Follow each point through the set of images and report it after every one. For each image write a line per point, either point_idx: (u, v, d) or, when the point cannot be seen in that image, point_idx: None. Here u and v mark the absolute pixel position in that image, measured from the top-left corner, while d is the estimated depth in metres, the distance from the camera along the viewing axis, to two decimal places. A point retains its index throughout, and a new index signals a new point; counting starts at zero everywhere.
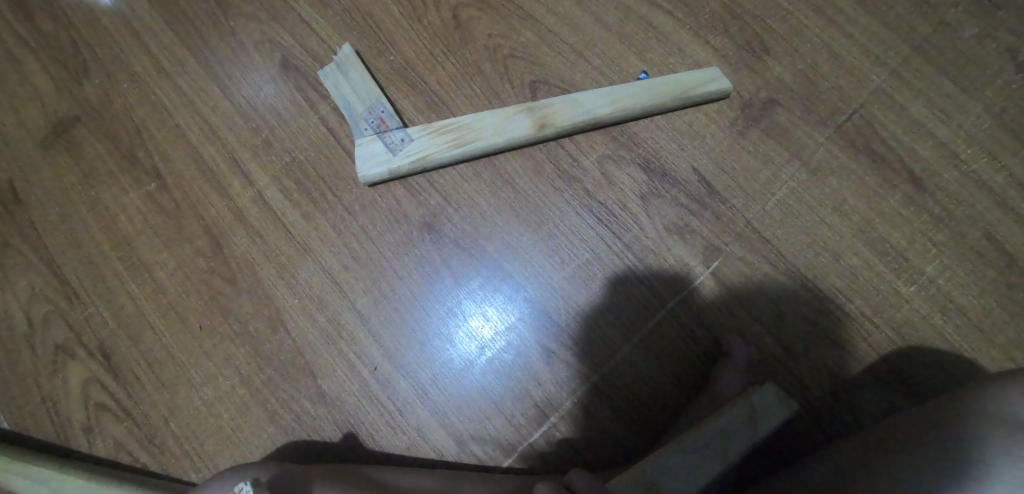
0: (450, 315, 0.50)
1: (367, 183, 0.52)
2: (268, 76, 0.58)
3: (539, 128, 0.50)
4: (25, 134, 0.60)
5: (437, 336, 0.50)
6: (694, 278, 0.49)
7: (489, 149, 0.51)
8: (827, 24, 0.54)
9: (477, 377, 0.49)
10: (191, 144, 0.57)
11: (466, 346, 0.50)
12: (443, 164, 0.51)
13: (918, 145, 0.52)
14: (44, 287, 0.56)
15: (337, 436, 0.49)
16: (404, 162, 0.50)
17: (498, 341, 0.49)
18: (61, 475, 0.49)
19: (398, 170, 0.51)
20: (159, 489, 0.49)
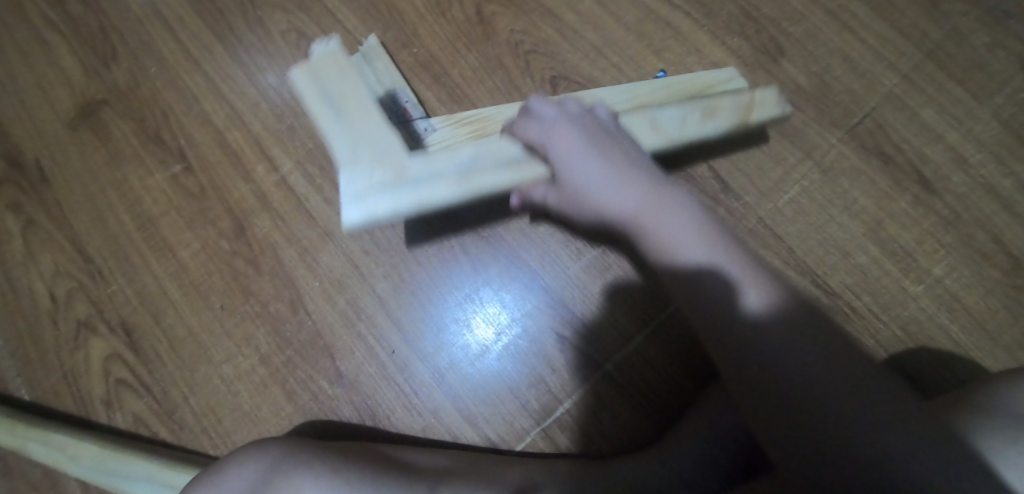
0: (467, 297, 0.51)
1: None
2: (294, 65, 0.59)
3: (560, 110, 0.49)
4: (54, 115, 0.61)
5: (454, 321, 0.51)
6: None
7: None
8: (841, 29, 0.56)
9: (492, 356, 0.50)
10: (217, 128, 0.59)
11: (481, 329, 0.51)
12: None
13: (928, 149, 0.53)
14: (69, 265, 0.58)
15: (353, 416, 0.50)
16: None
17: (512, 325, 0.51)
18: (75, 442, 0.51)
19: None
20: (174, 459, 0.50)
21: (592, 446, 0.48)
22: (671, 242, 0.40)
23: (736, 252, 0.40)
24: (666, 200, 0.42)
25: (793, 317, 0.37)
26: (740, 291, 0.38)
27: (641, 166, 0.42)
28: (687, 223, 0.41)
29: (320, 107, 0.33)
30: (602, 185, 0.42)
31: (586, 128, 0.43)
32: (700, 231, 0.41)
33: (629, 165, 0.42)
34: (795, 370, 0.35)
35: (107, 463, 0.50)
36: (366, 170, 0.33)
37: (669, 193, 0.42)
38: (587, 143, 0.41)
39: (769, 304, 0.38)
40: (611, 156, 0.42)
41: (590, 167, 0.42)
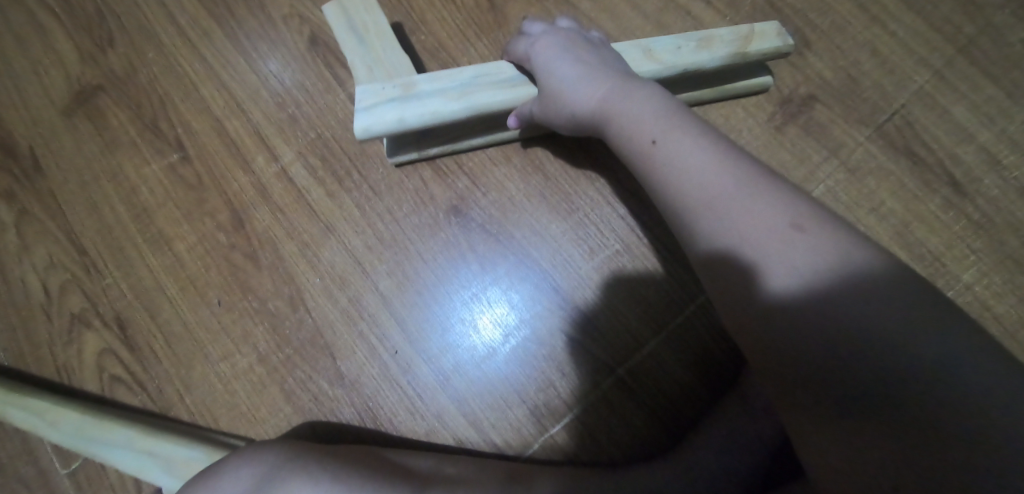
0: (472, 289, 0.49)
1: (393, 163, 0.51)
2: (297, 51, 0.57)
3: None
4: (47, 101, 0.59)
5: (459, 320, 0.49)
6: None
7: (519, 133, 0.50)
8: (869, 21, 0.53)
9: (491, 340, 0.49)
10: (216, 117, 0.56)
11: (487, 326, 0.49)
12: (471, 147, 0.51)
13: (959, 149, 0.50)
14: (63, 257, 0.56)
15: (354, 418, 0.49)
16: (433, 145, 0.50)
17: (518, 319, 0.49)
18: (58, 408, 0.50)
19: (428, 153, 0.51)
20: (157, 429, 0.48)
21: (604, 455, 0.46)
22: (634, 125, 0.40)
23: (715, 143, 0.37)
24: (635, 92, 0.42)
25: (781, 213, 0.32)
26: (718, 183, 0.35)
27: (615, 72, 0.44)
28: (650, 109, 0.40)
29: (352, 48, 0.48)
30: (573, 88, 0.44)
31: (569, 44, 0.46)
32: (672, 120, 0.39)
33: (602, 70, 0.44)
34: (765, 245, 0.32)
35: (89, 429, 0.49)
36: (382, 87, 0.44)
37: (642, 91, 0.42)
38: (569, 52, 0.45)
39: (753, 194, 0.34)
40: (583, 63, 0.45)
41: (560, 72, 0.44)
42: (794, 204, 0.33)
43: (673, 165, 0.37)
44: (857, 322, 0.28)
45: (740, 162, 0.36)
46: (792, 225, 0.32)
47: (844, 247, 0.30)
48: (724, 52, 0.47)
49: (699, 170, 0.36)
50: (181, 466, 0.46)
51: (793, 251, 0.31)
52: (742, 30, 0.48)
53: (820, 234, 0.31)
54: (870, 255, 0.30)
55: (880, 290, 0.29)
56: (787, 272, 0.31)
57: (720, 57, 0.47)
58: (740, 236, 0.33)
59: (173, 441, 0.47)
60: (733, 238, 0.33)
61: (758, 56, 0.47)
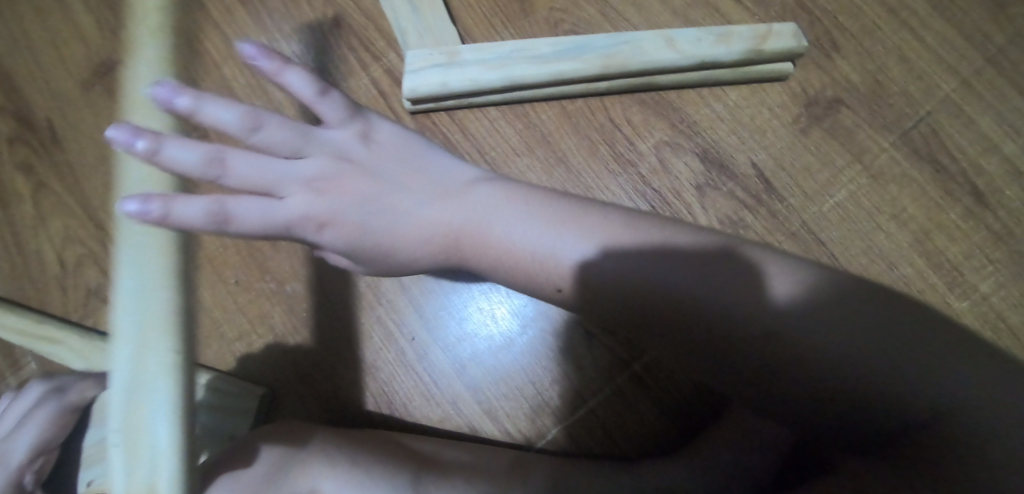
0: (476, 271, 0.50)
1: (409, 111, 0.52)
2: (319, 33, 0.56)
3: (605, 65, 0.48)
4: (66, 73, 0.59)
5: (471, 304, 0.49)
6: None
7: (541, 96, 0.51)
8: (899, 26, 0.53)
9: (475, 324, 0.49)
10: (236, 96, 0.56)
11: (503, 316, 0.49)
12: (487, 102, 0.51)
13: (983, 159, 0.50)
14: (79, 230, 0.56)
15: (369, 402, 0.49)
16: (448, 99, 0.50)
17: (527, 298, 0.49)
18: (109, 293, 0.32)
19: (444, 104, 0.51)
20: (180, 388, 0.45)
21: (617, 450, 0.46)
22: (539, 253, 0.36)
23: (602, 217, 0.36)
24: (475, 192, 0.40)
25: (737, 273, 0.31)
26: (665, 268, 0.32)
27: (416, 175, 0.41)
28: (501, 200, 0.39)
29: (404, 13, 0.51)
30: (419, 229, 0.40)
31: (316, 170, 0.39)
32: (540, 210, 0.38)
33: (412, 181, 0.41)
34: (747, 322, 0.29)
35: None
36: (429, 52, 0.49)
37: (477, 191, 0.40)
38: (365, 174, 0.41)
39: (710, 269, 0.32)
40: (393, 198, 0.40)
41: (329, 212, 0.39)
42: (720, 254, 0.32)
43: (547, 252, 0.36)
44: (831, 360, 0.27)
45: (645, 236, 0.34)
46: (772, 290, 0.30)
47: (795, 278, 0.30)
48: (741, 48, 0.49)
49: (638, 263, 0.33)
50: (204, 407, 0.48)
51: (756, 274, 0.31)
52: (759, 29, 0.50)
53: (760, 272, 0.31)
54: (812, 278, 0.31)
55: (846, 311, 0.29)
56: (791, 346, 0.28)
57: (737, 52, 0.49)
58: (716, 324, 0.30)
59: (171, 296, 0.27)
60: (711, 319, 0.30)
61: (773, 55, 0.49)
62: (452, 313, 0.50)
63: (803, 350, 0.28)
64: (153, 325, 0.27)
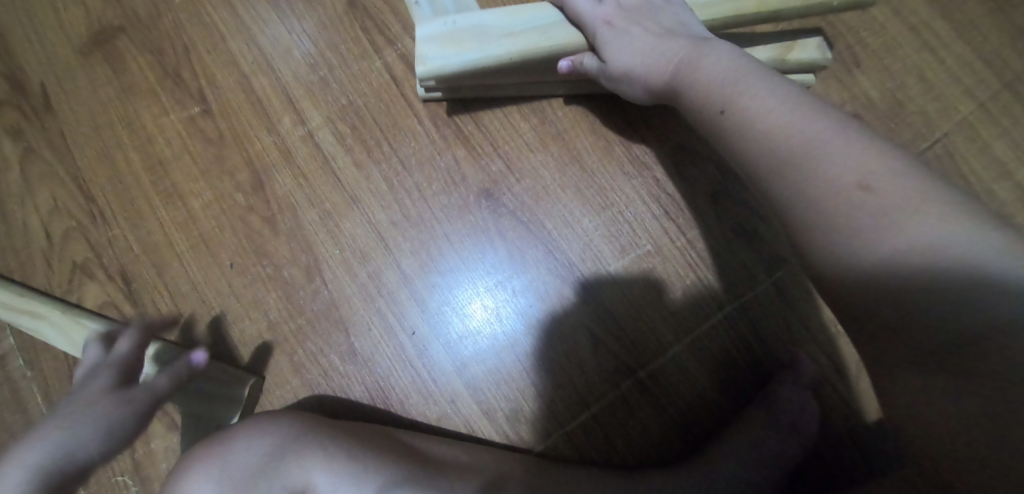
0: (487, 263, 0.48)
1: (422, 98, 0.51)
2: (332, 12, 0.54)
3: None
4: (63, 37, 0.56)
5: (464, 297, 0.48)
6: (756, 288, 0.47)
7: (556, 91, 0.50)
8: (920, 46, 0.52)
9: (486, 303, 0.48)
10: (242, 72, 0.54)
11: (498, 315, 0.48)
12: (502, 96, 0.49)
13: (996, 185, 0.50)
14: (68, 202, 0.53)
15: (364, 396, 0.47)
16: (464, 89, 0.49)
17: (528, 299, 0.48)
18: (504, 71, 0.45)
19: (458, 94, 0.49)
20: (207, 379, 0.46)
21: (617, 458, 0.45)
22: (705, 81, 0.37)
23: (792, 92, 0.34)
24: (709, 48, 0.39)
25: (878, 171, 0.28)
26: (815, 138, 0.31)
27: (686, 31, 0.42)
28: (724, 53, 0.38)
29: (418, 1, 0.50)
30: (645, 49, 0.42)
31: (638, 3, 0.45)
32: (745, 68, 0.36)
33: (661, 29, 0.42)
34: (831, 189, 0.29)
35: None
36: None
37: (711, 42, 0.39)
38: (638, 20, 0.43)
39: (849, 143, 0.30)
40: (656, 25, 0.43)
41: (624, 26, 0.43)
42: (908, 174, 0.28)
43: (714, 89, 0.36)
44: (896, 244, 0.26)
45: (828, 118, 0.32)
46: (869, 184, 0.28)
47: (940, 228, 0.26)
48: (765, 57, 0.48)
49: (793, 122, 0.32)
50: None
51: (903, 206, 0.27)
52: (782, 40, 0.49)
53: (908, 200, 0.27)
54: (971, 232, 0.26)
55: (932, 240, 0.26)
56: (836, 211, 0.28)
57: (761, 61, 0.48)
58: (814, 199, 0.29)
59: (542, 49, 0.43)
60: (805, 172, 0.30)
61: (797, 66, 0.48)
62: (456, 308, 0.48)
63: (844, 222, 0.28)
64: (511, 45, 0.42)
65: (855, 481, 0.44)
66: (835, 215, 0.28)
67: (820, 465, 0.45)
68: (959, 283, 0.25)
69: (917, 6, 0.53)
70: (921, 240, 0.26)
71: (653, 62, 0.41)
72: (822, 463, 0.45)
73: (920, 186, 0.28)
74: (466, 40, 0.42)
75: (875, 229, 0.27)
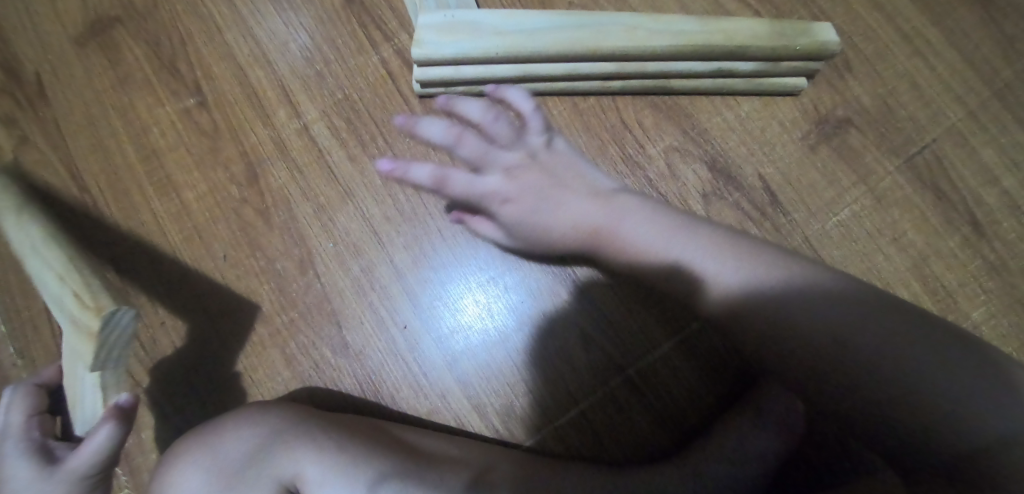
0: (479, 261, 0.49)
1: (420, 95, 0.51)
2: (330, 6, 0.55)
3: (621, 63, 0.47)
4: (58, 26, 0.56)
5: (448, 300, 0.48)
6: None
7: (549, 90, 0.49)
8: (911, 53, 0.53)
9: (467, 315, 0.48)
10: (239, 64, 0.54)
11: (487, 315, 0.48)
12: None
13: (984, 191, 0.51)
14: (60, 191, 0.53)
15: (354, 389, 0.48)
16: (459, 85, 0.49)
17: (512, 306, 0.48)
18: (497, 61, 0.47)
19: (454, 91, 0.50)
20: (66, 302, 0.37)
21: (605, 452, 0.46)
22: (629, 247, 0.40)
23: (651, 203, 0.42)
24: (622, 205, 0.42)
25: (749, 266, 0.36)
26: (654, 232, 0.40)
27: (580, 177, 0.44)
28: (594, 197, 0.42)
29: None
30: (557, 223, 0.43)
31: (516, 161, 0.44)
32: (602, 209, 0.42)
33: (547, 171, 0.44)
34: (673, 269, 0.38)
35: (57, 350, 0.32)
36: None
37: (620, 195, 0.43)
38: (536, 185, 0.43)
39: (759, 273, 0.35)
40: (564, 196, 0.43)
41: (509, 220, 0.44)
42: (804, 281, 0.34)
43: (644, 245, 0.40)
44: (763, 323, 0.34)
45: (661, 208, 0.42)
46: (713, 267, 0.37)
47: (756, 273, 0.35)
48: (749, 67, 0.48)
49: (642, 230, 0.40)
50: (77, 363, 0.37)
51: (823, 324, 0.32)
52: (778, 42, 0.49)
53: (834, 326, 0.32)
54: (791, 271, 0.35)
55: (740, 285, 0.35)
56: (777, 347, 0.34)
57: (754, 63, 0.48)
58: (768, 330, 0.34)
59: (524, 50, 0.46)
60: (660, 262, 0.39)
61: (789, 70, 0.49)
62: (447, 303, 0.48)
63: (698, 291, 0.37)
64: (498, 42, 0.46)
65: (840, 481, 0.44)
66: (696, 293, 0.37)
67: (804, 462, 0.45)
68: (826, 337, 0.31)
69: (910, 13, 0.54)
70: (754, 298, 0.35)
71: (521, 232, 0.44)
72: (806, 461, 0.45)
73: (735, 245, 0.37)
74: (459, 32, 0.46)
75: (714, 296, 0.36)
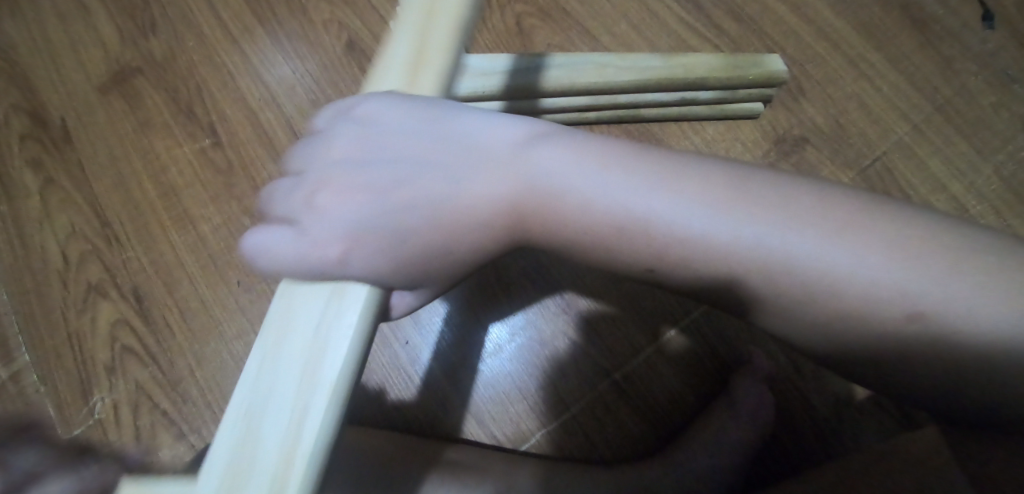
0: (473, 279, 0.53)
1: None
2: (333, 53, 0.61)
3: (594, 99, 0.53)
4: (85, 78, 0.62)
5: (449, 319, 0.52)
6: None
7: None
8: (858, 76, 0.59)
9: (467, 331, 0.52)
10: (249, 107, 0.60)
11: (490, 328, 0.51)
12: None
13: (933, 197, 0.56)
14: (85, 227, 0.58)
15: (360, 401, 0.51)
16: None
17: (507, 320, 0.52)
18: None
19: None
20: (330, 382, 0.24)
21: (596, 453, 0.49)
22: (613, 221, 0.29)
23: (721, 175, 0.28)
24: (528, 146, 0.31)
25: (881, 251, 0.25)
26: (826, 245, 0.26)
27: (456, 129, 0.31)
28: (482, 162, 0.31)
29: None
30: (466, 190, 0.30)
31: (343, 146, 0.31)
32: (500, 159, 0.31)
33: (413, 144, 0.31)
34: (817, 307, 0.26)
35: (278, 397, 0.24)
36: None
37: (532, 146, 0.31)
38: (376, 168, 0.30)
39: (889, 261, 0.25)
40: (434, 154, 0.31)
41: (383, 230, 0.29)
42: (955, 262, 0.24)
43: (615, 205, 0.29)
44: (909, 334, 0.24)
45: (849, 218, 0.26)
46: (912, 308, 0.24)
47: (978, 312, 0.23)
48: (708, 96, 0.54)
49: (696, 214, 0.28)
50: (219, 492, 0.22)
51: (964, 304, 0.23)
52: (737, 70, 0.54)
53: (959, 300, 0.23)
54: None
55: (916, 302, 0.24)
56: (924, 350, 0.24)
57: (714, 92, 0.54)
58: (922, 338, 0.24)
59: None
60: (804, 296, 0.26)
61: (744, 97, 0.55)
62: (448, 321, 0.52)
63: (853, 331, 0.26)
64: None
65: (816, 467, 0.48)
66: (822, 332, 0.26)
67: (781, 450, 0.49)
68: (983, 350, 0.23)
69: (855, 41, 0.60)
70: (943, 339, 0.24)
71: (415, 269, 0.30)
72: (783, 449, 0.49)
73: (972, 263, 0.24)
74: None
75: (872, 330, 0.25)
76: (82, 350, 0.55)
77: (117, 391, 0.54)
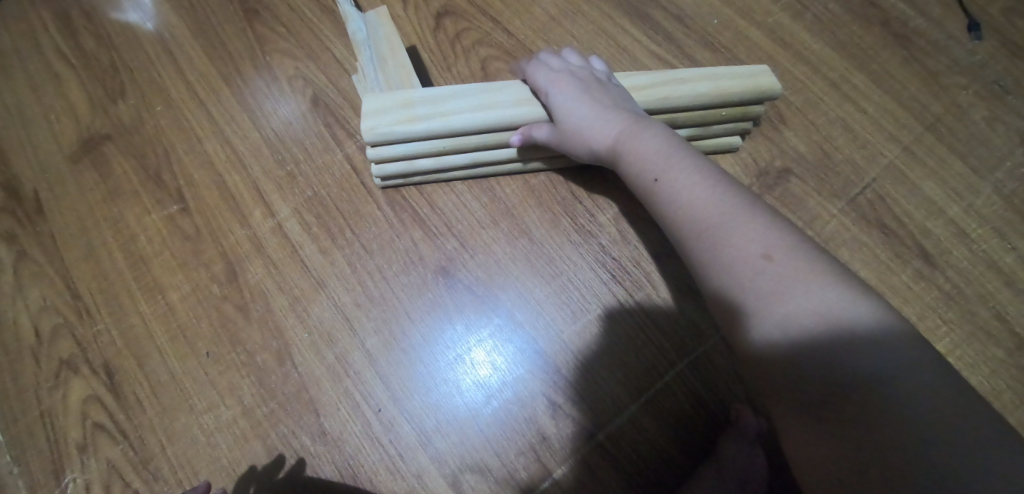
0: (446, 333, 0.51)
1: (380, 186, 0.55)
2: (299, 111, 0.60)
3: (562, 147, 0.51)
4: (55, 147, 0.62)
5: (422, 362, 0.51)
6: (693, 349, 0.49)
7: (499, 170, 0.54)
8: (841, 99, 0.56)
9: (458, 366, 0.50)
10: (217, 169, 0.59)
11: (468, 384, 0.50)
12: (453, 178, 0.54)
13: (929, 223, 0.52)
14: (57, 301, 0.56)
15: (335, 476, 0.48)
16: (416, 175, 0.54)
17: (493, 368, 0.50)
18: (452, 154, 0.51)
19: (412, 180, 0.54)
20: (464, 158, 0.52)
21: None
22: (636, 161, 0.43)
23: (717, 175, 0.40)
24: (643, 125, 0.44)
25: (785, 235, 0.35)
26: (754, 220, 0.36)
27: (620, 100, 0.46)
28: (623, 111, 0.45)
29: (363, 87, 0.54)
30: (587, 122, 0.45)
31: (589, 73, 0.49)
32: (614, 116, 0.45)
33: (608, 100, 0.46)
34: (707, 225, 0.37)
35: (441, 104, 0.47)
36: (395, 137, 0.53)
37: (647, 121, 0.45)
38: (579, 87, 0.48)
39: (779, 240, 0.35)
40: (602, 101, 0.46)
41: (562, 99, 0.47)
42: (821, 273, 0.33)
43: (643, 155, 0.42)
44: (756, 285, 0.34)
45: (793, 232, 0.36)
46: (775, 256, 0.34)
47: (817, 303, 0.32)
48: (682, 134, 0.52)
49: (686, 175, 0.40)
50: (402, 100, 0.47)
51: (800, 287, 0.32)
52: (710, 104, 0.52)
53: (797, 274, 0.33)
54: (878, 313, 0.31)
55: (783, 264, 0.34)
56: (758, 289, 0.34)
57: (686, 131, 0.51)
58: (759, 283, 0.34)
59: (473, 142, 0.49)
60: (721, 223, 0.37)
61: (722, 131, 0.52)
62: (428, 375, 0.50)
63: (722, 253, 0.36)
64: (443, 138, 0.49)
65: None
66: (698, 239, 0.38)
67: None
68: (831, 329, 0.31)
69: (834, 62, 0.58)
70: (774, 294, 0.33)
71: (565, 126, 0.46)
72: None
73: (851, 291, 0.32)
74: None
75: (742, 260, 0.35)
76: (54, 431, 0.53)
77: (89, 471, 0.51)
